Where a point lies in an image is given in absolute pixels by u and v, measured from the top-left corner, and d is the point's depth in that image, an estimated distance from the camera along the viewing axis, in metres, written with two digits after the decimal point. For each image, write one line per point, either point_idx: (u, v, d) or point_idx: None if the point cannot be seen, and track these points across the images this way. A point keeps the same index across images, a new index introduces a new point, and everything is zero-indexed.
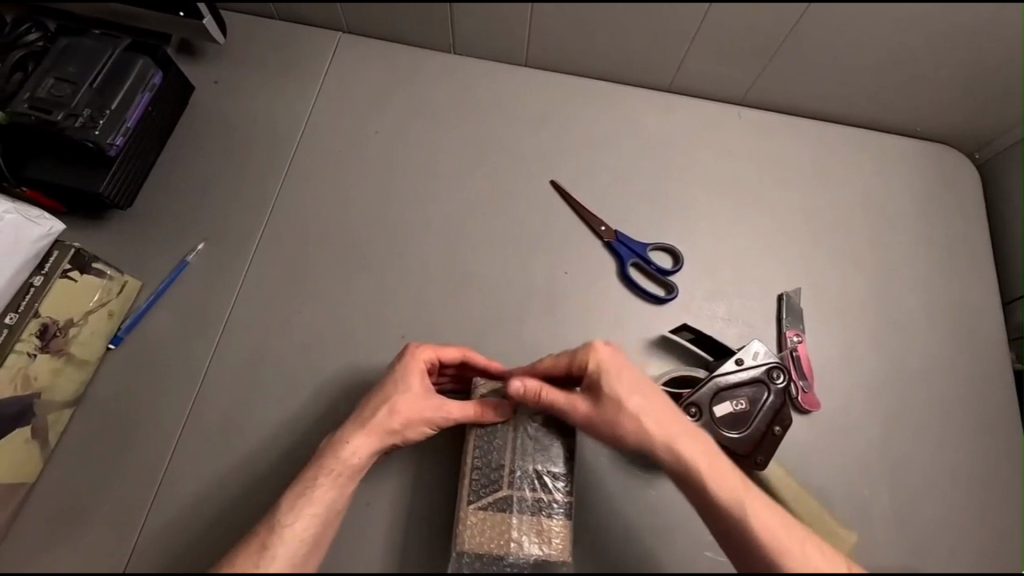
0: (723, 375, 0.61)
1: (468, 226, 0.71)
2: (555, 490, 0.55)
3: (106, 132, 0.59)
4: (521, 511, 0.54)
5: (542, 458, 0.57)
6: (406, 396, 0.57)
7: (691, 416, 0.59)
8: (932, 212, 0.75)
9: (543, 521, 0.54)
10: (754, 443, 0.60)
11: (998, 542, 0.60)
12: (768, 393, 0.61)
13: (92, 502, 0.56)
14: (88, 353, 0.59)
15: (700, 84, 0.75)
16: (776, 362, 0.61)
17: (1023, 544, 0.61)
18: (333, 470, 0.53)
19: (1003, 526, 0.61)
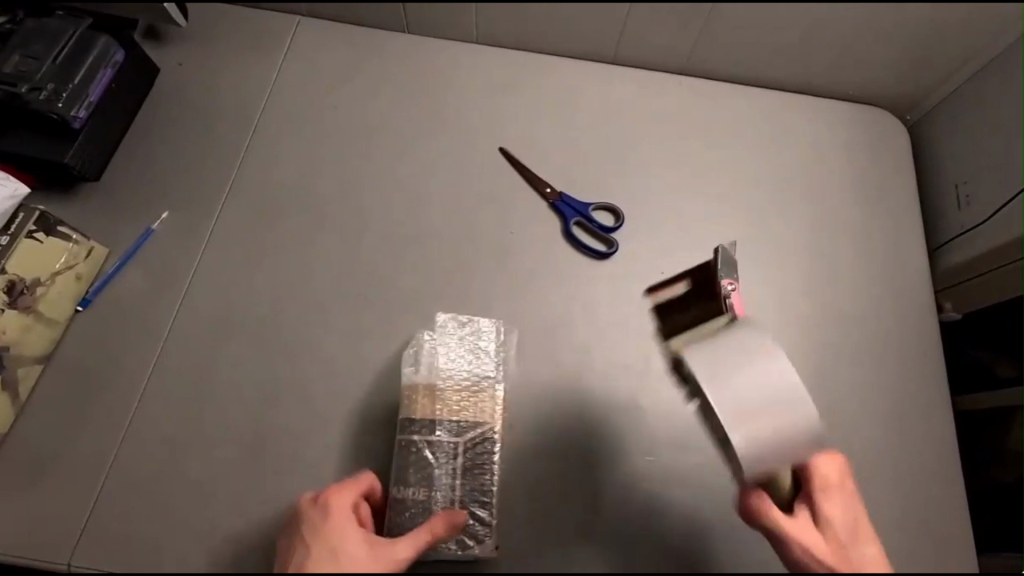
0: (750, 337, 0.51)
1: (423, 193, 0.75)
2: (446, 428, 0.59)
3: (69, 106, 0.63)
4: (459, 426, 0.59)
5: (412, 437, 0.59)
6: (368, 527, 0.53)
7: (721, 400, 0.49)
8: (864, 171, 0.82)
9: (470, 435, 0.59)
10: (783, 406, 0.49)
11: (903, 456, 0.69)
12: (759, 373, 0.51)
13: (62, 450, 0.61)
14: (56, 313, 0.64)
15: (641, 56, 0.81)
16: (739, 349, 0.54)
17: (928, 457, 0.69)
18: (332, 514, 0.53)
19: (909, 444, 0.69)
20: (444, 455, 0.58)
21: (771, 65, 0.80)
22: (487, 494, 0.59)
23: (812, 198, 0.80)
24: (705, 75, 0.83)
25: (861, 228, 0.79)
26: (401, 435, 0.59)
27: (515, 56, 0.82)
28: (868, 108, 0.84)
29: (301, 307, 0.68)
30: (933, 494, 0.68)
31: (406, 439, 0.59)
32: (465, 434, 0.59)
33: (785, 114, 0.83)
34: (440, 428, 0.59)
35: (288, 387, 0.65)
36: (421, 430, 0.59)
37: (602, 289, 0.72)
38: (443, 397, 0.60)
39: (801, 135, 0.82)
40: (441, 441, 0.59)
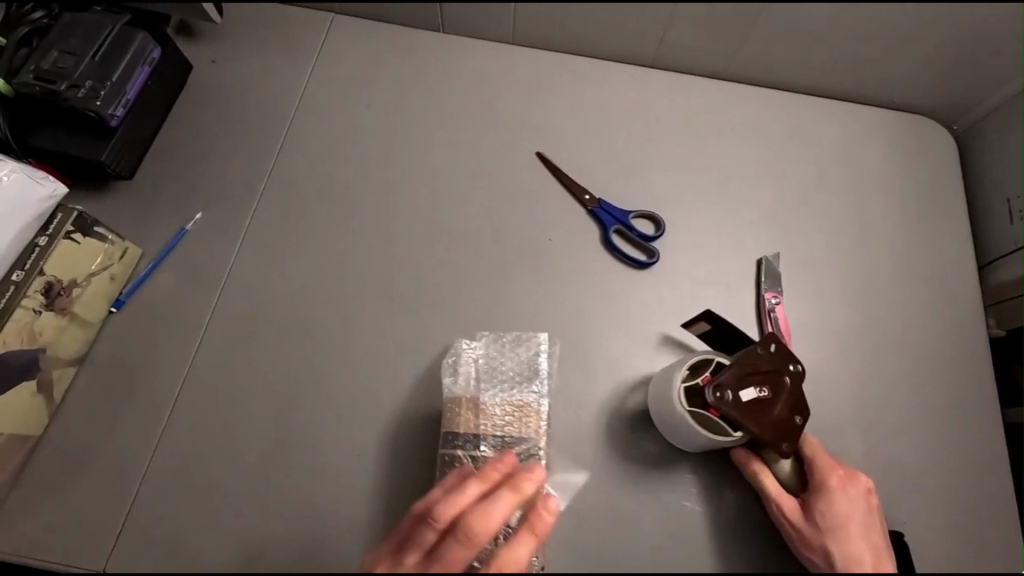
0: (748, 357, 0.59)
1: (458, 198, 0.74)
2: (490, 443, 0.59)
3: (108, 103, 0.62)
4: (506, 447, 0.59)
5: (455, 452, 0.59)
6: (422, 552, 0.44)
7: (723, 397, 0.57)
8: (910, 182, 0.79)
9: (514, 450, 0.59)
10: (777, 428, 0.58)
11: (955, 482, 0.66)
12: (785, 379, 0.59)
13: (95, 455, 0.60)
14: (90, 314, 0.62)
15: (681, 61, 0.79)
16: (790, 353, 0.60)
17: (980, 483, 0.67)
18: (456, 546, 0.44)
19: (960, 469, 0.67)
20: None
21: (814, 73, 0.78)
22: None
23: (856, 209, 0.77)
24: (747, 81, 0.81)
25: (905, 241, 0.76)
26: (444, 449, 0.59)
27: (553, 58, 0.80)
28: (913, 117, 0.82)
29: (333, 313, 0.67)
30: (981, 519, 0.65)
31: (449, 453, 0.59)
32: (509, 449, 0.59)
33: (829, 121, 0.80)
34: (482, 444, 0.59)
35: (320, 395, 0.63)
36: (465, 444, 0.59)
37: (641, 299, 0.70)
38: (489, 414, 0.61)
39: (846, 144, 0.80)
40: (484, 455, 0.59)
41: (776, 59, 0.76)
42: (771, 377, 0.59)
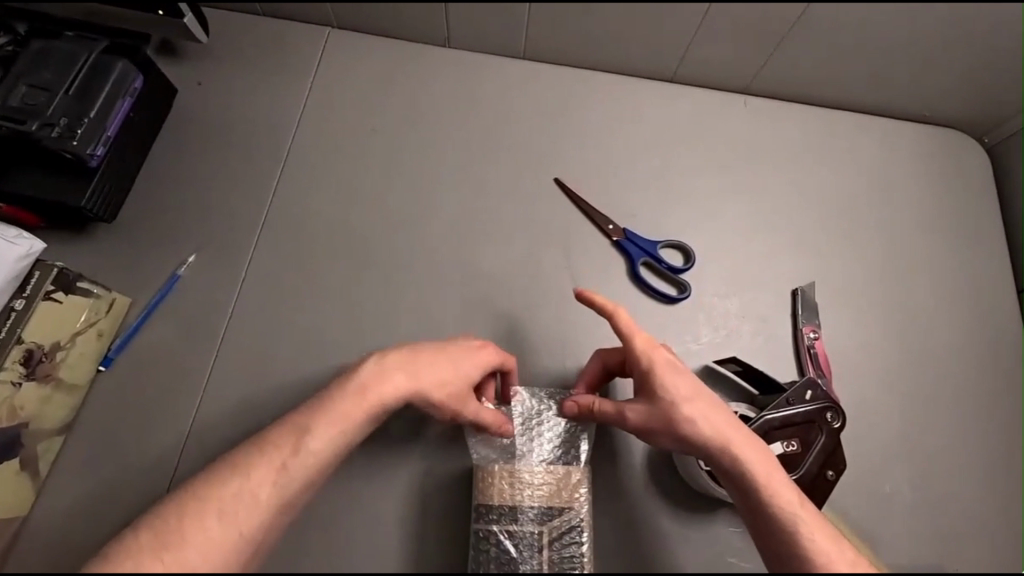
0: (775, 413, 0.55)
1: (470, 229, 0.68)
2: (529, 516, 0.52)
3: (86, 143, 0.56)
4: (544, 519, 0.53)
5: (491, 527, 0.52)
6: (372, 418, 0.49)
7: None
8: (946, 198, 0.75)
9: (555, 523, 0.52)
10: (805, 487, 0.54)
11: (1017, 528, 0.61)
12: (822, 435, 0.55)
13: (81, 532, 0.54)
14: (77, 376, 0.57)
15: (702, 74, 0.75)
16: (828, 401, 0.56)
17: None
18: (368, 402, 0.49)
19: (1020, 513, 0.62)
20: (527, 548, 0.52)
21: (846, 82, 0.73)
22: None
23: (891, 229, 0.73)
24: (772, 95, 0.77)
25: (946, 262, 0.72)
26: (478, 524, 0.53)
27: (568, 74, 0.75)
28: (944, 130, 0.78)
29: (342, 362, 0.61)
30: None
31: (484, 529, 0.52)
32: (550, 521, 0.52)
33: (858, 135, 0.76)
34: (518, 518, 0.53)
35: None
36: (501, 518, 0.53)
37: (672, 335, 0.65)
38: (523, 483, 0.54)
39: (878, 159, 0.75)
40: (523, 530, 0.52)
41: (801, 71, 0.72)
42: (802, 433, 0.55)
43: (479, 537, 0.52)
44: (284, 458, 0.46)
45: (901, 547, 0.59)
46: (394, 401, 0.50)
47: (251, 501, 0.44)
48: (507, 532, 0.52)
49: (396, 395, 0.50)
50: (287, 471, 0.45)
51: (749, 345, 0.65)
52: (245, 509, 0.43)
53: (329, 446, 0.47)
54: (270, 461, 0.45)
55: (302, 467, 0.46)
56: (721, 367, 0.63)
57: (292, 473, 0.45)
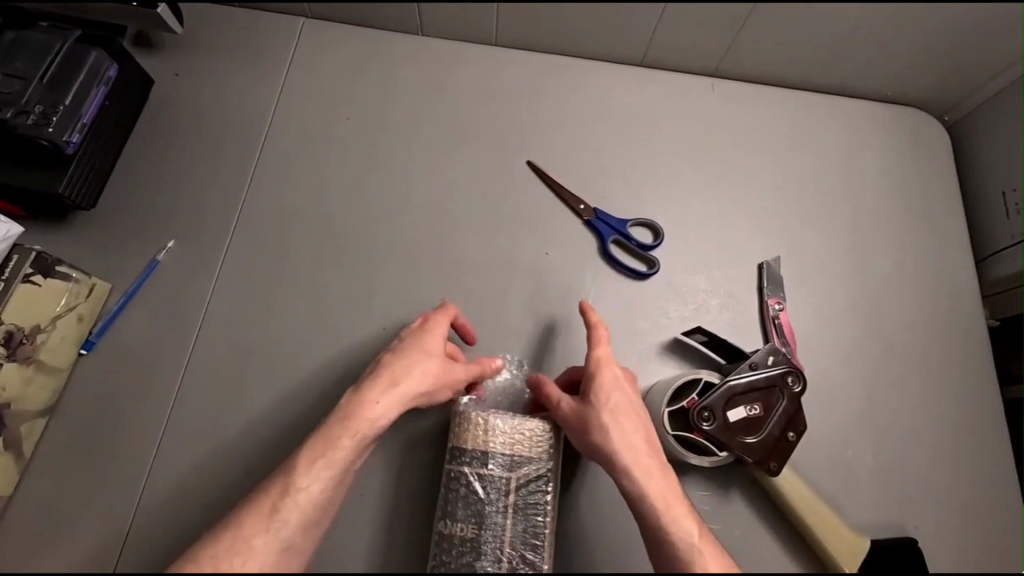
0: (738, 378, 0.57)
1: (445, 212, 0.70)
2: (498, 462, 0.53)
3: (61, 130, 0.57)
4: (511, 465, 0.53)
5: (462, 469, 0.53)
6: (367, 424, 0.52)
7: (704, 422, 0.56)
8: (906, 175, 0.77)
9: (523, 472, 0.53)
10: (768, 450, 0.56)
11: (972, 486, 0.64)
12: (784, 399, 0.57)
13: (68, 509, 0.56)
14: (59, 359, 0.58)
15: (670, 58, 0.76)
16: (790, 366, 0.58)
17: (997, 486, 0.64)
18: (354, 431, 0.52)
19: (975, 472, 0.64)
20: (495, 491, 0.52)
21: (808, 63, 0.75)
22: (540, 535, 0.52)
23: (853, 205, 0.75)
24: (739, 77, 0.79)
25: (906, 236, 0.74)
26: (449, 465, 0.54)
27: (539, 60, 0.77)
28: (905, 109, 0.80)
29: (320, 342, 0.63)
30: (1001, 522, 0.63)
31: (455, 470, 0.53)
32: (518, 469, 0.53)
33: (822, 115, 0.78)
34: (488, 463, 0.53)
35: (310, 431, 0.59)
36: (472, 461, 0.53)
37: (642, 309, 0.67)
38: (498, 430, 0.54)
39: (841, 138, 0.78)
40: (492, 474, 0.53)
41: (764, 52, 0.74)
42: (765, 397, 0.57)
43: (450, 478, 0.53)
44: (275, 500, 0.48)
45: (861, 506, 0.61)
46: (380, 418, 0.53)
47: (251, 552, 0.45)
48: (476, 474, 0.53)
49: (381, 409, 0.53)
50: (281, 517, 0.47)
51: (716, 318, 0.67)
52: (247, 559, 0.45)
53: (321, 476, 0.49)
54: (264, 506, 0.47)
55: (297, 509, 0.48)
56: (690, 339, 0.65)
57: (285, 513, 0.47)
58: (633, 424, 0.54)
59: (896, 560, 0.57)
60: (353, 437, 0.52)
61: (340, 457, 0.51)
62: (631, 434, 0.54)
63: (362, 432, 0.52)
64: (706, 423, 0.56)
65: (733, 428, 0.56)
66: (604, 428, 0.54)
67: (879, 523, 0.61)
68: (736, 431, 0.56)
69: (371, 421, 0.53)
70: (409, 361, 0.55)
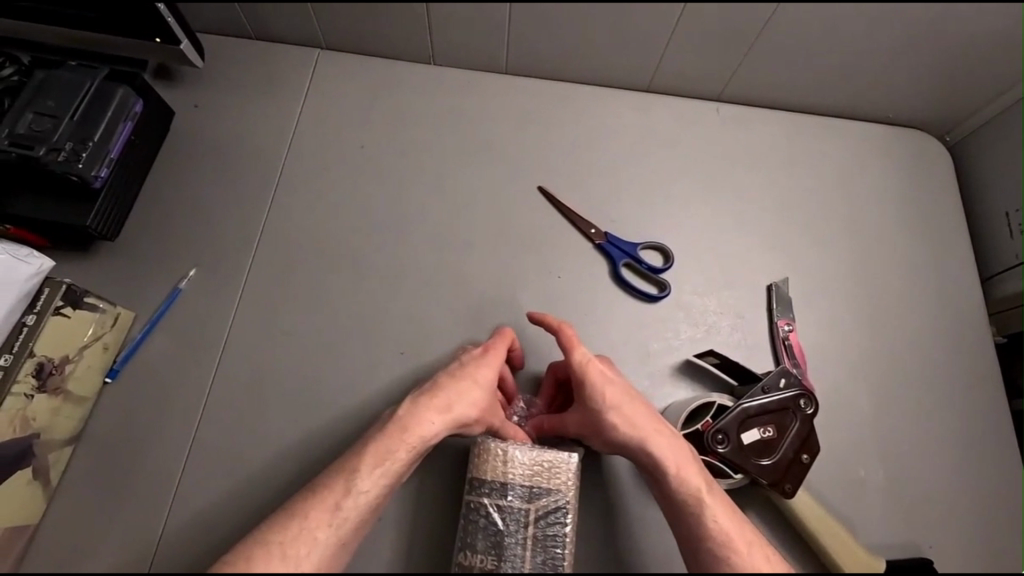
0: (751, 401, 0.58)
1: (459, 236, 0.71)
2: (517, 493, 0.54)
3: (90, 165, 0.59)
4: (530, 496, 0.54)
5: (481, 500, 0.54)
6: (419, 439, 0.52)
7: (718, 444, 0.57)
8: (911, 194, 0.79)
9: (542, 503, 0.54)
10: (782, 471, 0.57)
11: (985, 504, 0.64)
12: (797, 421, 0.58)
13: (93, 537, 0.56)
14: (85, 389, 0.60)
15: (676, 83, 0.78)
16: (802, 389, 0.59)
17: (1009, 503, 0.65)
18: (410, 445, 0.52)
19: (988, 490, 0.65)
20: (514, 522, 0.53)
21: (810, 87, 0.77)
22: (559, 567, 0.52)
23: (859, 225, 0.76)
24: (744, 101, 0.81)
25: (912, 255, 0.75)
26: (469, 496, 0.55)
27: (548, 87, 0.79)
28: (906, 130, 0.82)
29: (338, 367, 0.64)
30: (1016, 539, 0.63)
31: (475, 500, 0.54)
32: (537, 500, 0.54)
33: (826, 137, 0.80)
34: (507, 494, 0.54)
35: (329, 456, 0.60)
36: (491, 492, 0.54)
37: (653, 332, 0.68)
38: (516, 462, 0.55)
39: (845, 159, 0.79)
40: (511, 505, 0.54)
41: (768, 77, 0.76)
42: (778, 419, 0.58)
43: (470, 509, 0.54)
44: (338, 497, 0.49)
45: (875, 526, 0.62)
46: (432, 437, 0.53)
47: (313, 543, 0.46)
48: (495, 505, 0.54)
49: (435, 429, 0.53)
50: (341, 513, 0.48)
51: (727, 339, 0.68)
52: (309, 548, 0.46)
53: (377, 484, 0.50)
54: (327, 501, 0.48)
55: (355, 507, 0.49)
56: (702, 361, 0.66)
57: (349, 511, 0.48)
58: (635, 414, 0.55)
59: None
60: (403, 451, 0.52)
61: (396, 469, 0.51)
62: (635, 425, 0.55)
63: (412, 446, 0.52)
64: (721, 445, 0.56)
65: (748, 449, 0.57)
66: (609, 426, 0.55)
67: (893, 543, 0.61)
68: (751, 454, 0.56)
69: (423, 437, 0.52)
70: (466, 385, 0.56)
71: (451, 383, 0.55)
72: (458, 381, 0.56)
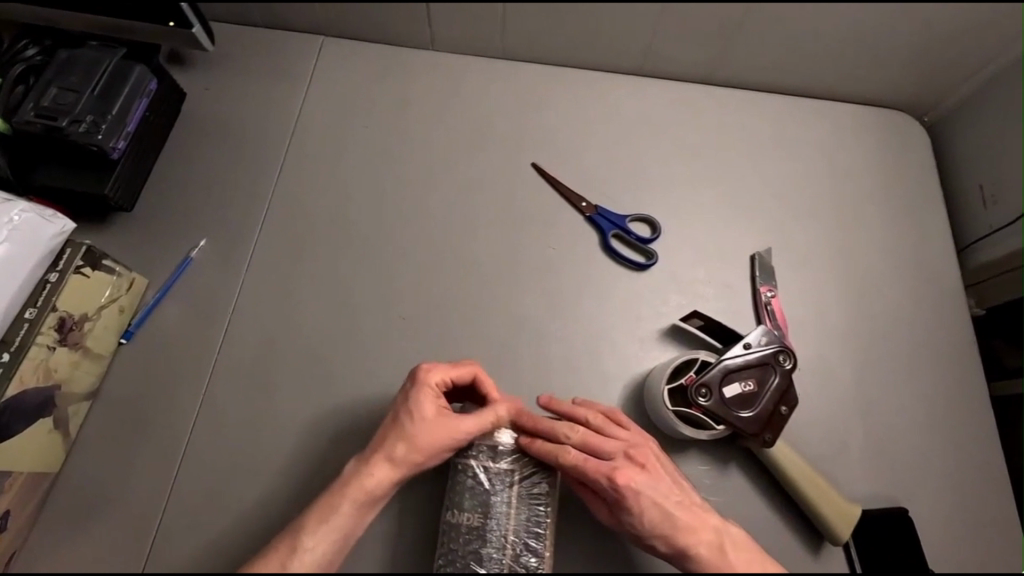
0: (732, 357, 0.60)
1: (455, 209, 0.75)
2: (505, 454, 0.56)
3: (109, 137, 0.63)
4: (516, 460, 0.57)
5: (468, 461, 0.56)
6: (358, 493, 0.52)
7: (701, 398, 0.59)
8: (890, 171, 0.82)
9: (530, 462, 0.57)
10: (762, 422, 0.59)
11: (960, 462, 0.67)
12: (776, 375, 0.61)
13: (112, 484, 0.60)
14: (102, 348, 0.63)
15: (664, 66, 0.82)
16: (782, 345, 0.62)
17: (983, 461, 0.67)
18: (353, 496, 0.52)
19: (963, 448, 0.68)
20: (501, 483, 0.56)
21: (794, 67, 0.80)
22: (542, 524, 0.55)
23: (839, 199, 0.80)
24: (730, 83, 0.84)
25: (891, 228, 0.78)
26: (456, 458, 0.57)
27: (541, 70, 0.82)
28: (886, 110, 0.85)
29: (340, 331, 0.68)
30: (988, 495, 0.66)
31: (462, 462, 0.56)
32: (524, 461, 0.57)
33: (809, 117, 0.83)
34: (489, 458, 0.56)
35: (332, 412, 0.64)
36: (478, 454, 0.57)
37: (640, 300, 0.71)
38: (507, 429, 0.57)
39: (826, 137, 0.83)
40: (498, 467, 0.56)
41: (754, 59, 0.79)
42: (758, 374, 0.60)
43: (458, 470, 0.57)
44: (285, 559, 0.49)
45: (853, 480, 0.65)
46: (376, 484, 0.53)
47: None
48: (483, 470, 0.56)
49: (375, 477, 0.53)
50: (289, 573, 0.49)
51: (712, 306, 0.72)
52: None
53: (323, 539, 0.50)
54: (273, 564, 0.49)
55: (302, 566, 0.49)
56: (687, 324, 0.68)
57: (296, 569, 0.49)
58: (671, 505, 0.54)
59: (887, 530, 0.60)
60: (342, 511, 0.51)
61: (341, 521, 0.51)
62: (677, 519, 0.53)
63: (352, 505, 0.52)
64: (705, 399, 0.59)
65: (731, 403, 0.59)
66: (649, 525, 0.54)
67: (869, 496, 0.64)
68: (732, 405, 0.59)
69: (361, 495, 0.52)
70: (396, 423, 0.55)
71: (384, 431, 0.55)
72: (393, 423, 0.55)
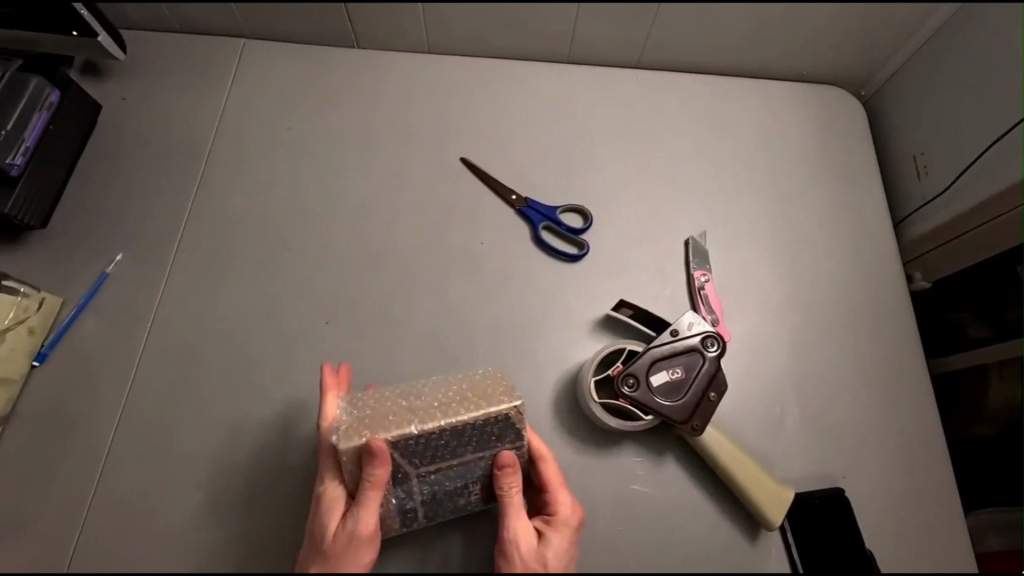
0: (659, 345, 0.60)
1: (383, 209, 0.73)
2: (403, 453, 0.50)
3: (5, 153, 0.63)
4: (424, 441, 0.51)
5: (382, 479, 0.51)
6: None
7: (628, 387, 0.59)
8: (825, 147, 0.81)
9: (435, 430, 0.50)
10: (690, 410, 0.59)
11: (899, 436, 0.66)
12: (703, 361, 0.60)
13: (25, 511, 0.58)
14: (10, 370, 0.61)
15: (593, 52, 0.81)
16: (710, 330, 0.61)
17: (922, 435, 0.67)
18: None
19: (902, 423, 0.67)
20: (426, 471, 0.52)
21: (722, 48, 0.79)
22: (499, 437, 0.52)
23: (776, 179, 0.78)
24: (662, 67, 0.83)
25: (829, 205, 0.78)
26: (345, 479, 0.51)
27: (469, 62, 0.81)
28: (821, 87, 0.84)
29: (264, 340, 0.66)
30: (929, 469, 0.65)
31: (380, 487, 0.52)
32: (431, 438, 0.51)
33: (743, 97, 0.82)
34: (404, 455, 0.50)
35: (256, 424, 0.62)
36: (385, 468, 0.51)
37: (573, 291, 0.70)
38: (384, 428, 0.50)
39: (761, 117, 0.82)
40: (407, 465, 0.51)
41: (682, 41, 0.78)
42: (685, 361, 0.60)
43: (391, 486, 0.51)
44: None
45: (792, 462, 0.64)
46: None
47: None
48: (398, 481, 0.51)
49: None
50: None
51: (647, 293, 0.70)
52: None
53: None
54: None
55: None
56: (618, 314, 0.67)
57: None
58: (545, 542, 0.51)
59: (822, 508, 0.60)
60: None
61: None
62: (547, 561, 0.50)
63: None
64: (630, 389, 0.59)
65: (658, 391, 0.59)
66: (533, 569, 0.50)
67: (808, 477, 0.63)
68: (659, 393, 0.59)
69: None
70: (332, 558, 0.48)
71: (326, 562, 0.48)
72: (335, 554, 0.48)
